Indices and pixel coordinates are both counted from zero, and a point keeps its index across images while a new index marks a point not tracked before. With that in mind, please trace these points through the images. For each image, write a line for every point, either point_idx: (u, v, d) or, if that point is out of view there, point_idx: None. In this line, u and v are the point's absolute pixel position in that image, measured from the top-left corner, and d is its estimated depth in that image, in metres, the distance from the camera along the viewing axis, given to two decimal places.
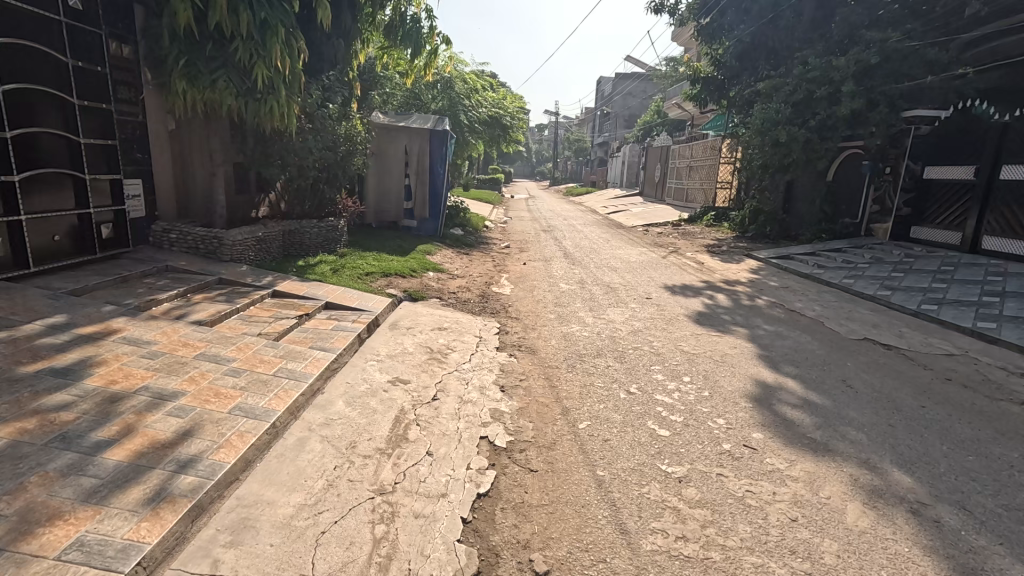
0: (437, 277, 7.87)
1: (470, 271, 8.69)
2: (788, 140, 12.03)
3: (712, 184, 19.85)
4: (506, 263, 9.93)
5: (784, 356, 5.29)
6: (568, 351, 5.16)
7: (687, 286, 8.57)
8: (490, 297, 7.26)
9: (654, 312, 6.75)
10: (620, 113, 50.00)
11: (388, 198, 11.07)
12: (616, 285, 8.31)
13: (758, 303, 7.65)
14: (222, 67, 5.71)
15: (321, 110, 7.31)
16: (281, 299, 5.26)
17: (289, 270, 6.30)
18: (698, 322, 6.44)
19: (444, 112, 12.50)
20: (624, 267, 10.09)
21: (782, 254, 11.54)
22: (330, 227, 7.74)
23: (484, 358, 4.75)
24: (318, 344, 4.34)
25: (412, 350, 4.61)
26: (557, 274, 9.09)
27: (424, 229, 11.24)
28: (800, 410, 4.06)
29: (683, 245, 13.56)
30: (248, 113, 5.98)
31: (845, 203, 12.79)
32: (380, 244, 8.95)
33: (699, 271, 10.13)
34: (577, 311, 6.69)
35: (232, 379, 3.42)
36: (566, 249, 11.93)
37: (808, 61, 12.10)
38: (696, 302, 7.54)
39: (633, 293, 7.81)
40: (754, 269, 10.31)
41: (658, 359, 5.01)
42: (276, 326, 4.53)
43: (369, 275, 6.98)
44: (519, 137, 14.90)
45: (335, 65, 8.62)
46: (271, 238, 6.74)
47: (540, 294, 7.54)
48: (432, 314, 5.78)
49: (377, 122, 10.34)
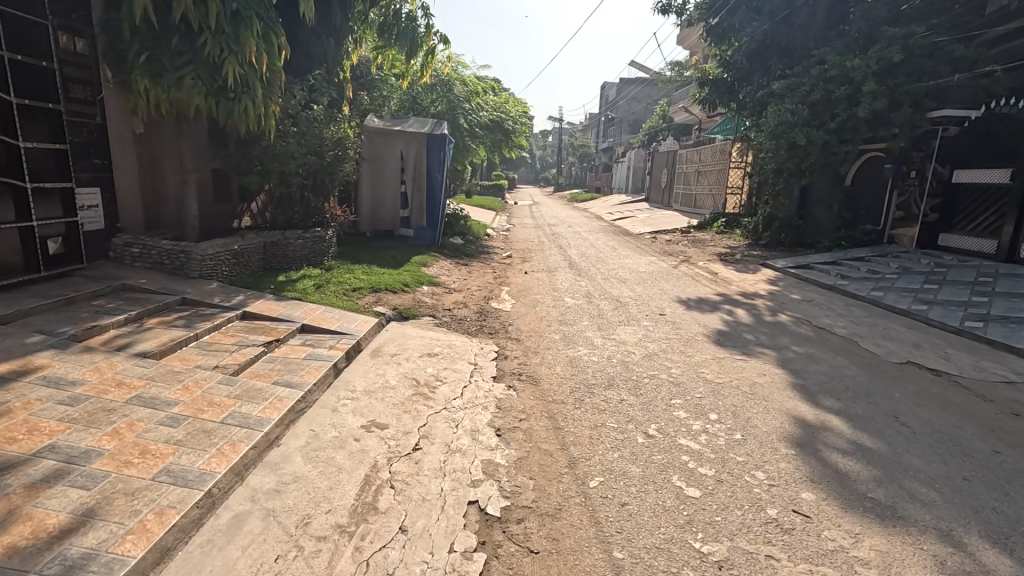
0: (432, 291, 7.26)
1: (469, 284, 8.09)
2: (805, 144, 11.40)
3: (722, 190, 19.19)
4: (507, 275, 9.32)
5: (822, 386, 4.63)
6: (575, 380, 4.53)
7: (702, 300, 7.92)
8: (489, 313, 6.64)
9: (669, 332, 6.12)
10: (625, 118, 49.47)
11: (384, 205, 10.43)
12: (626, 299, 7.68)
13: (782, 319, 6.99)
14: (189, 63, 5.15)
15: (306, 112, 6.76)
16: (251, 322, 4.69)
17: (265, 287, 5.70)
18: (719, 343, 5.79)
19: (443, 115, 11.96)
20: (634, 278, 9.46)
21: (800, 263, 10.87)
22: (318, 238, 7.15)
23: (477, 391, 4.13)
24: (284, 378, 3.72)
25: (395, 384, 3.98)
26: (562, 287, 8.47)
27: (421, 238, 10.69)
28: (854, 458, 3.40)
29: (695, 254, 12.91)
30: (220, 114, 5.43)
31: (866, 209, 12.11)
32: (372, 256, 8.34)
33: (713, 282, 9.48)
34: (583, 330, 6.06)
35: (167, 431, 2.81)
36: (572, 259, 11.32)
37: (825, 59, 11.49)
38: (715, 318, 6.89)
39: (645, 309, 7.18)
40: (772, 280, 9.65)
41: (678, 392, 4.37)
42: (237, 357, 3.93)
43: (355, 291, 6.36)
44: (521, 142, 14.33)
45: (323, 64, 8.08)
46: (249, 251, 6.16)
47: (544, 310, 6.92)
48: (422, 337, 5.16)
49: (371, 126, 9.71)
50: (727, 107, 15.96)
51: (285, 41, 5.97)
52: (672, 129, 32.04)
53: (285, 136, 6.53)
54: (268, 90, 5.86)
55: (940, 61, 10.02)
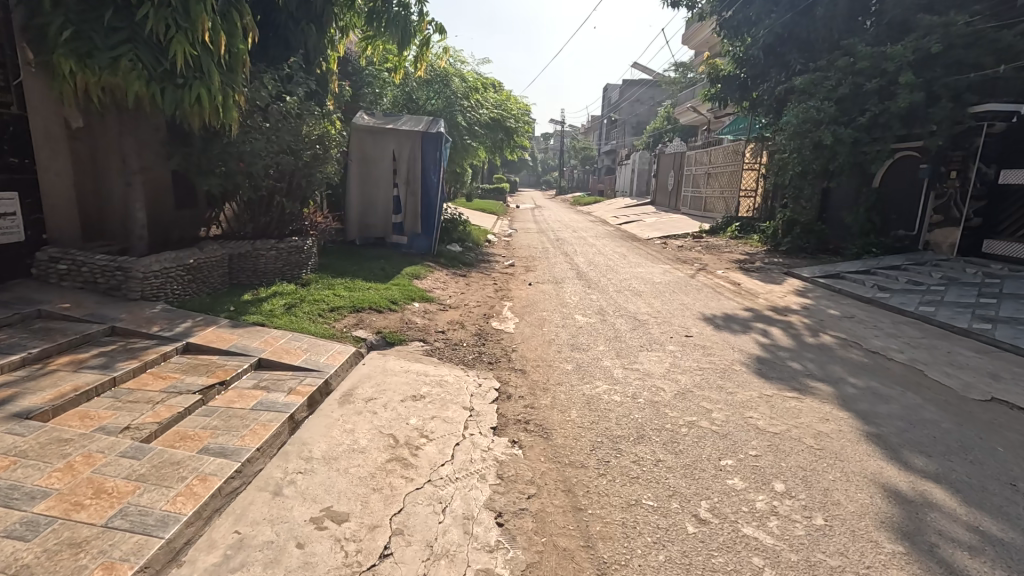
0: (424, 309, 6.37)
1: (466, 299, 7.20)
2: (832, 143, 10.51)
3: (735, 192, 18.29)
4: (509, 287, 8.43)
5: (904, 438, 3.71)
6: (596, 432, 3.62)
7: (730, 318, 7.01)
8: (488, 336, 5.73)
9: (701, 359, 5.21)
10: (628, 121, 48.63)
11: (375, 211, 9.57)
12: (644, 317, 6.78)
13: (827, 341, 6.08)
14: (126, 42, 4.27)
15: (279, 105, 5.86)
16: (195, 359, 3.80)
17: (222, 309, 4.82)
18: (762, 375, 4.88)
19: (440, 113, 11.12)
20: (650, 290, 8.57)
21: (829, 272, 9.96)
22: (294, 249, 6.28)
23: (472, 451, 3.22)
24: (217, 444, 2.81)
25: (367, 446, 3.07)
26: (571, 301, 7.58)
27: (415, 247, 9.78)
28: (987, 558, 2.48)
29: (711, 262, 12.00)
30: (167, 105, 4.57)
31: (897, 213, 11.20)
32: (359, 268, 7.46)
33: (737, 294, 8.58)
34: (600, 358, 5.16)
35: (14, 550, 1.94)
36: (580, 268, 10.42)
37: (852, 51, 10.62)
38: (749, 341, 5.97)
39: (667, 329, 6.27)
40: (802, 292, 8.73)
41: (728, 448, 3.46)
42: (160, 413, 3.01)
43: (333, 312, 5.50)
44: (524, 142, 13.50)
45: (303, 53, 7.23)
46: (209, 265, 5.31)
47: (552, 332, 6.02)
48: (408, 372, 4.25)
49: (360, 125, 8.98)
50: (740, 105, 15.15)
51: (252, 21, 5.08)
52: (677, 130, 31.25)
53: (252, 132, 5.61)
54: (228, 78, 4.97)
55: (983, 50, 9.15)
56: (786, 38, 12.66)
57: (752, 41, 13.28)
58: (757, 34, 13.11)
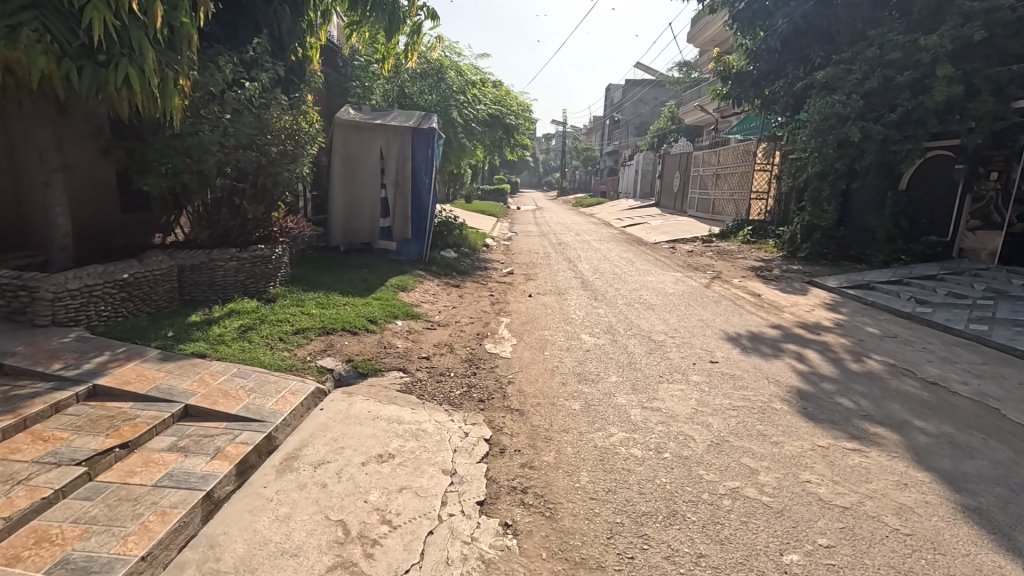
0: (408, 328, 5.55)
1: (458, 315, 6.38)
2: (860, 141, 9.66)
3: (746, 194, 17.44)
4: (507, 299, 7.59)
5: (1012, 515, 2.86)
6: (614, 508, 2.78)
7: (758, 337, 6.17)
8: (481, 363, 4.89)
9: (735, 394, 4.37)
10: (631, 121, 47.76)
11: (361, 214, 8.69)
12: (659, 337, 5.95)
13: (874, 369, 5.24)
14: (29, 10, 3.45)
15: (237, 92, 5.02)
16: (100, 409, 2.97)
17: (157, 334, 4.02)
18: (809, 416, 4.04)
19: (434, 108, 10.28)
20: (663, 303, 7.73)
21: (857, 282, 9.13)
22: (258, 259, 5.48)
23: (450, 546, 2.39)
24: (84, 551, 2.02)
25: (305, 545, 2.24)
26: (576, 316, 6.75)
27: (405, 253, 8.95)
28: None
29: (725, 269, 11.16)
30: (86, 89, 3.75)
31: (928, 218, 10.34)
32: (337, 278, 6.63)
33: (760, 308, 7.75)
34: (613, 393, 4.32)
35: None
36: (585, 276, 9.58)
37: (881, 42, 9.79)
38: (785, 368, 5.13)
39: (688, 353, 5.43)
40: (831, 306, 7.88)
41: (789, 535, 2.61)
42: (18, 499, 2.21)
43: (297, 335, 4.70)
44: (525, 141, 12.69)
45: (275, 37, 6.42)
46: (150, 280, 4.53)
47: (555, 356, 5.19)
48: (378, 419, 3.41)
49: (344, 120, 8.14)
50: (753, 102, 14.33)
51: None
52: (682, 130, 30.40)
53: (204, 125, 4.76)
54: (167, 56, 4.16)
55: None
56: (806, 28, 11.83)
57: (769, 33, 12.45)
58: (774, 25, 12.28)
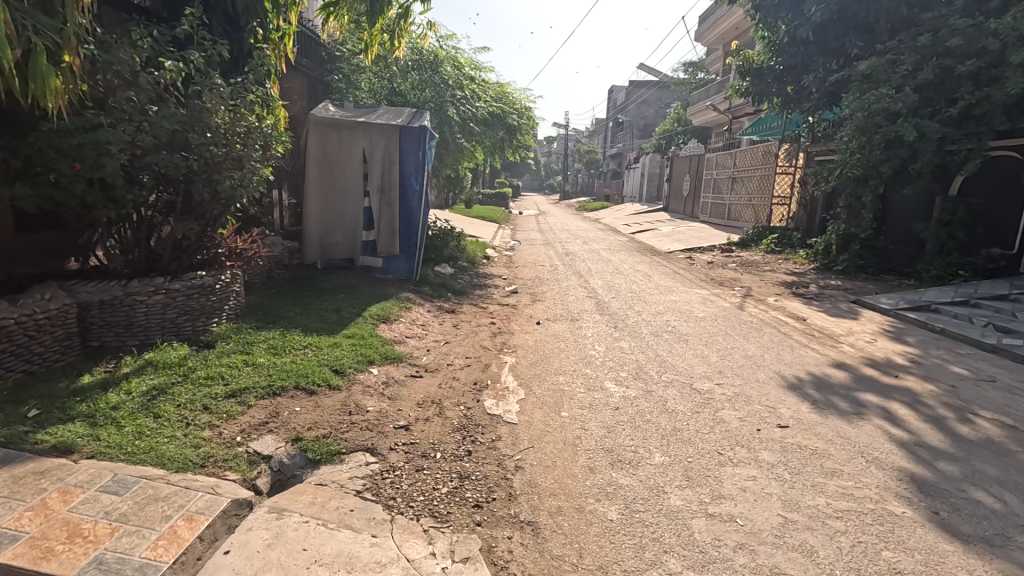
0: (385, 378, 4.33)
1: (451, 355, 5.16)
2: (913, 140, 8.49)
3: (766, 199, 16.18)
4: (510, 328, 6.38)
5: None
6: None
7: (825, 384, 4.93)
8: (479, 434, 3.67)
9: (830, 488, 3.16)
10: (635, 122, 46.53)
11: (341, 226, 7.52)
12: (702, 386, 4.72)
13: (993, 433, 4.02)
14: None
15: (154, 76, 3.85)
16: None
17: (14, 414, 2.88)
18: (947, 525, 2.84)
19: (428, 103, 9.23)
20: (695, 332, 6.52)
21: (914, 302, 7.91)
22: (193, 291, 4.32)
23: None
24: None
25: None
26: (595, 352, 5.54)
27: (392, 271, 7.73)
28: None
29: (756, 285, 9.93)
30: None
31: (985, 226, 9.21)
32: (304, 309, 5.43)
33: (811, 337, 6.53)
34: (663, 488, 3.10)
35: None
36: (599, 296, 8.34)
37: (937, 28, 8.66)
38: (876, 434, 3.93)
39: (746, 412, 4.20)
40: (894, 335, 6.65)
41: None
42: None
43: (231, 399, 3.49)
44: (528, 142, 11.53)
45: (228, 12, 5.27)
46: (28, 329, 3.39)
47: (575, 419, 3.97)
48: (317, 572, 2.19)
49: (321, 116, 7.03)
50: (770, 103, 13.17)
51: None
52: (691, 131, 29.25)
53: (108, 119, 3.61)
54: (37, 20, 3.00)
55: None
56: (843, 16, 10.68)
57: (799, 22, 11.28)
58: (806, 13, 11.14)
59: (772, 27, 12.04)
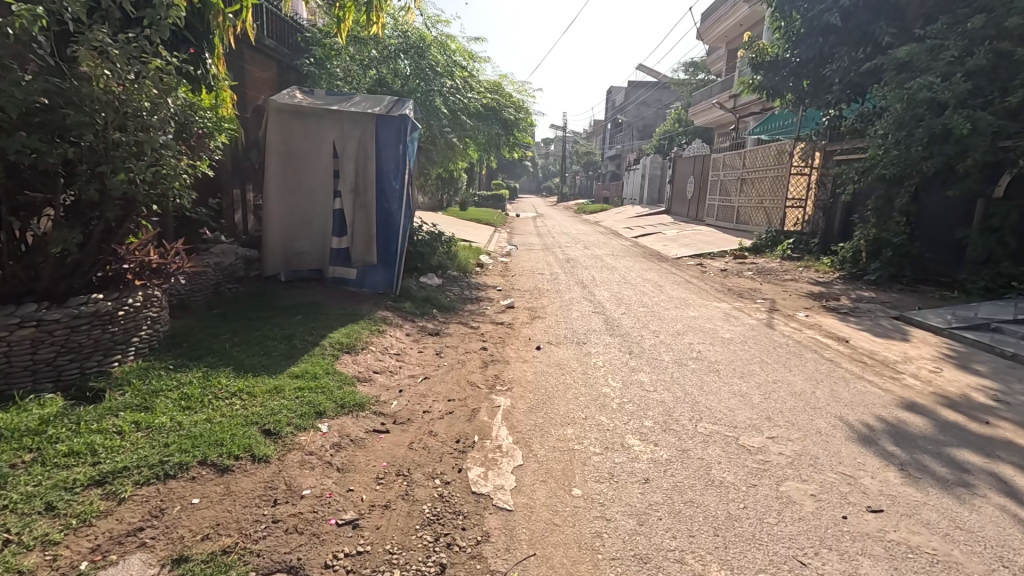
0: (336, 438, 3.23)
1: (428, 399, 4.06)
2: (965, 134, 7.47)
3: (779, 202, 15.14)
4: (504, 355, 5.29)
5: None
6: None
7: (904, 436, 3.86)
8: (458, 534, 2.57)
9: None
10: (634, 122, 45.43)
11: (307, 232, 6.45)
12: (750, 442, 3.64)
13: None
14: None
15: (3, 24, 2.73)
16: None
17: None
18: None
19: (413, 93, 8.13)
20: (726, 360, 5.44)
21: (970, 319, 6.88)
22: (79, 321, 3.24)
23: None
24: None
25: None
26: (609, 391, 4.44)
27: (368, 283, 6.64)
28: None
29: (780, 296, 8.87)
30: None
31: None
32: (247, 337, 4.34)
33: (864, 365, 5.47)
34: None
35: None
36: (608, 312, 7.25)
37: (992, 8, 7.66)
38: (1005, 521, 2.85)
39: (819, 486, 3.12)
40: (960, 362, 5.60)
41: None
42: None
43: (95, 489, 2.41)
44: (527, 139, 10.49)
45: None
46: None
47: (590, 502, 2.88)
48: None
49: (282, 103, 5.97)
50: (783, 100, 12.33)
51: None
52: (694, 132, 28.31)
53: None
54: None
55: None
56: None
57: (824, 7, 10.29)
58: None
59: (788, 16, 11.04)
